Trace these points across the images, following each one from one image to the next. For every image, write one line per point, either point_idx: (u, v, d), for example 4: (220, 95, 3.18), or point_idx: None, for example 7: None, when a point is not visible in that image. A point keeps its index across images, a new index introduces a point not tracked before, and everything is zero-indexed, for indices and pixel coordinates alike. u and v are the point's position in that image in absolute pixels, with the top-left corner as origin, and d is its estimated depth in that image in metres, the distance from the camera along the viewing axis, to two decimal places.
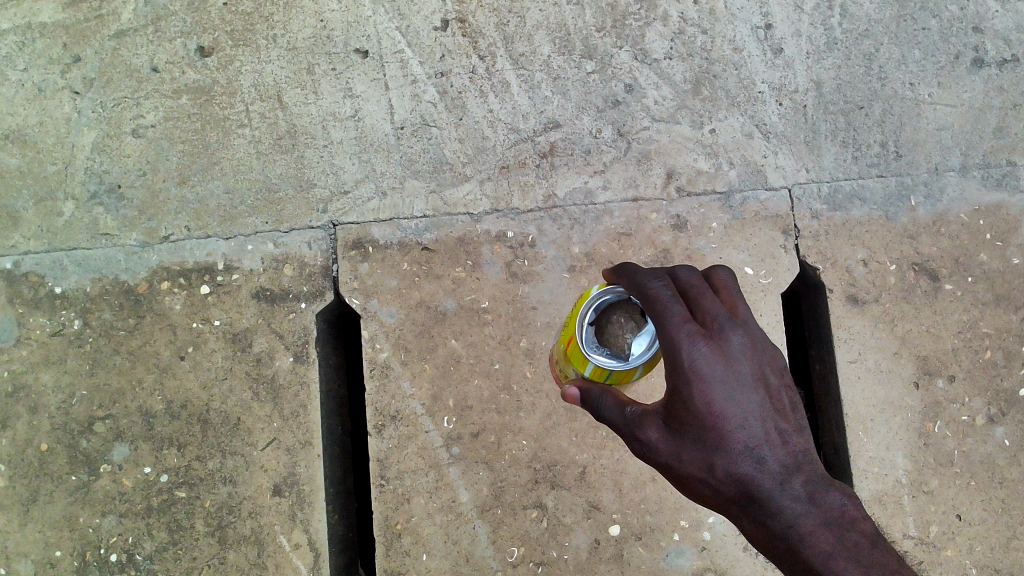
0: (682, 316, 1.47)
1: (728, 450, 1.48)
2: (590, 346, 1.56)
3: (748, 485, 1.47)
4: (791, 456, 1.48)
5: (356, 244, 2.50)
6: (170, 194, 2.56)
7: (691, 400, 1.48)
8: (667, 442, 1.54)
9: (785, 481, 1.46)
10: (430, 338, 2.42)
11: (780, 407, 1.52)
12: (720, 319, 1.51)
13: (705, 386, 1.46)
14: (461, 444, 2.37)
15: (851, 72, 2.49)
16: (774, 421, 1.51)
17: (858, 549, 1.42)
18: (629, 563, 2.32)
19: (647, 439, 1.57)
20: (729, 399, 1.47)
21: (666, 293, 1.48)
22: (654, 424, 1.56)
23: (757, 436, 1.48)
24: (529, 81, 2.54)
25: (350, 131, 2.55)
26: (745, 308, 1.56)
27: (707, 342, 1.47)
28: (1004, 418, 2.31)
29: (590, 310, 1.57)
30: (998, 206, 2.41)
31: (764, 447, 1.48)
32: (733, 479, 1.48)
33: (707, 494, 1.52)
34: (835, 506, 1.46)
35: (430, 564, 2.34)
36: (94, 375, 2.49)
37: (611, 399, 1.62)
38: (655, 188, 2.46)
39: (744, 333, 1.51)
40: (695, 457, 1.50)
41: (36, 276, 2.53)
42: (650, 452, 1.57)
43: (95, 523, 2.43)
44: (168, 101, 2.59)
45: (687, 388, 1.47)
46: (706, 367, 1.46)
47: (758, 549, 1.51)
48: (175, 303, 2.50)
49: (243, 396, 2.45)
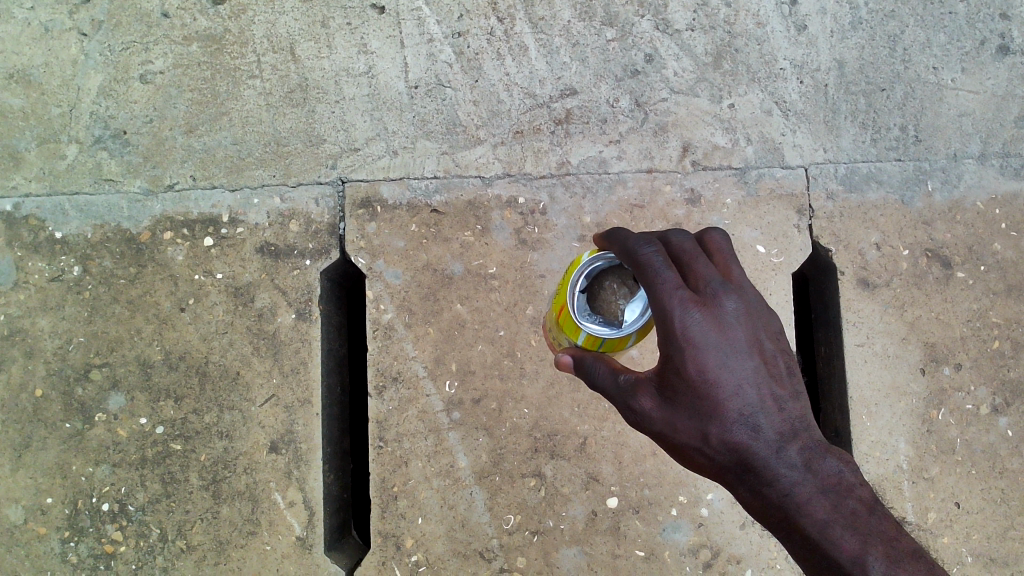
0: (674, 283, 1.43)
1: (722, 417, 1.44)
2: (581, 314, 1.55)
3: (744, 453, 1.44)
4: (787, 423, 1.45)
5: (364, 202, 2.45)
6: (177, 142, 2.50)
7: (685, 368, 1.44)
8: (661, 411, 1.50)
9: (782, 449, 1.44)
10: (436, 301, 2.40)
11: (775, 372, 1.48)
12: (712, 284, 1.47)
13: (698, 353, 1.43)
14: (461, 409, 2.36)
15: (874, 53, 2.45)
16: (770, 387, 1.47)
17: (855, 521, 1.41)
18: (626, 536, 2.32)
19: (639, 407, 1.53)
20: (724, 366, 1.44)
21: (658, 260, 1.44)
22: (647, 392, 1.52)
23: (752, 403, 1.44)
24: (548, 46, 2.49)
25: (363, 88, 2.50)
26: (740, 272, 1.52)
27: (700, 310, 1.43)
28: (1008, 408, 2.32)
29: (581, 278, 1.56)
30: (1015, 196, 2.40)
31: (759, 414, 1.44)
32: (728, 448, 1.45)
33: (702, 464, 1.49)
34: (833, 473, 1.45)
35: (425, 527, 2.33)
36: (92, 323, 2.45)
37: (604, 367, 1.59)
38: (670, 161, 2.43)
39: (738, 298, 1.47)
40: (689, 425, 1.47)
41: (36, 219, 2.48)
42: (643, 420, 1.54)
43: (88, 472, 2.40)
44: (178, 47, 2.53)
45: (680, 356, 1.44)
46: (700, 335, 1.43)
47: (754, 517, 1.49)
48: (177, 253, 2.46)
49: (242, 350, 2.42)
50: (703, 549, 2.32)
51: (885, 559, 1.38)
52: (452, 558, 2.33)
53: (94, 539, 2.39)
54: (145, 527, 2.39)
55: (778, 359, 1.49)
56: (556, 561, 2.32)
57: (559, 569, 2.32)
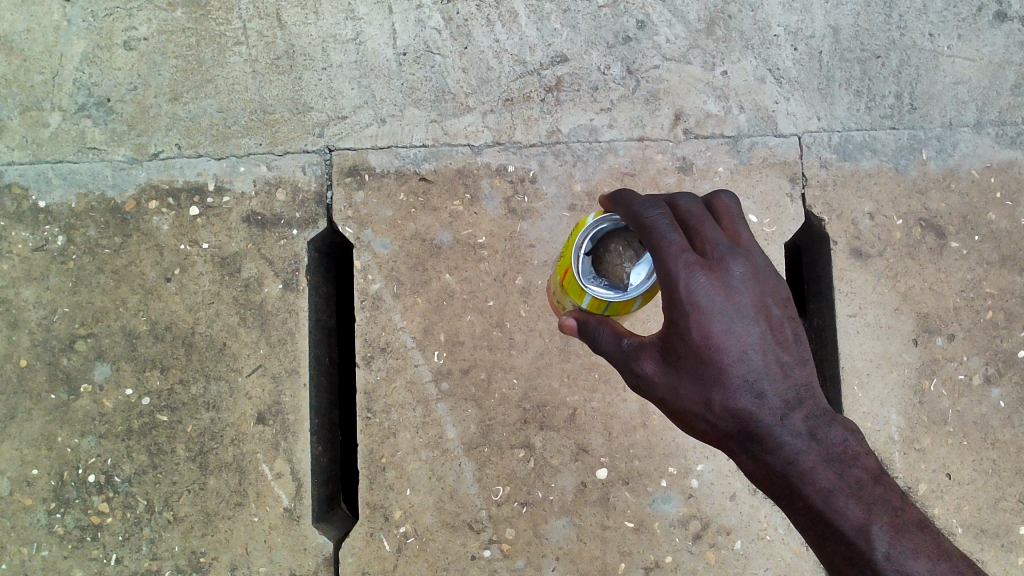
0: (680, 245, 1.40)
1: (726, 383, 1.42)
2: (586, 277, 1.53)
3: (747, 420, 1.42)
4: (792, 390, 1.43)
5: (352, 170, 2.42)
6: (161, 110, 2.46)
7: (689, 333, 1.42)
8: (664, 375, 1.49)
9: (786, 416, 1.42)
10: (425, 272, 2.37)
11: (782, 338, 1.46)
12: (720, 248, 1.44)
13: (703, 317, 1.40)
14: (450, 380, 2.34)
15: (870, 19, 2.41)
16: (775, 353, 1.44)
17: (860, 487, 1.39)
18: (615, 507, 2.30)
19: (642, 372, 1.51)
20: (729, 331, 1.41)
21: (663, 222, 1.42)
22: (650, 356, 1.50)
23: (757, 369, 1.42)
24: (538, 12, 2.45)
25: (351, 55, 2.46)
26: (748, 236, 1.50)
27: (705, 272, 1.41)
28: (1001, 379, 2.30)
29: (586, 240, 1.53)
30: (1011, 164, 2.36)
31: (763, 381, 1.42)
32: (731, 414, 1.43)
33: (704, 431, 1.48)
34: (829, 432, 1.42)
35: (413, 499, 2.31)
36: (77, 293, 2.41)
37: (609, 330, 1.58)
38: (662, 129, 2.39)
39: (745, 262, 1.45)
40: (693, 391, 1.45)
41: (19, 188, 2.44)
42: (646, 385, 1.52)
43: (74, 444, 2.38)
44: (163, 13, 2.49)
45: (684, 320, 1.41)
46: (705, 297, 1.40)
47: (758, 486, 1.47)
48: (163, 223, 2.43)
49: (229, 320, 2.39)
50: (692, 521, 2.30)
51: (890, 528, 1.35)
52: (441, 529, 2.31)
53: (80, 511, 2.37)
54: (131, 499, 2.37)
55: (784, 325, 1.47)
56: (545, 533, 2.30)
57: (548, 541, 2.30)
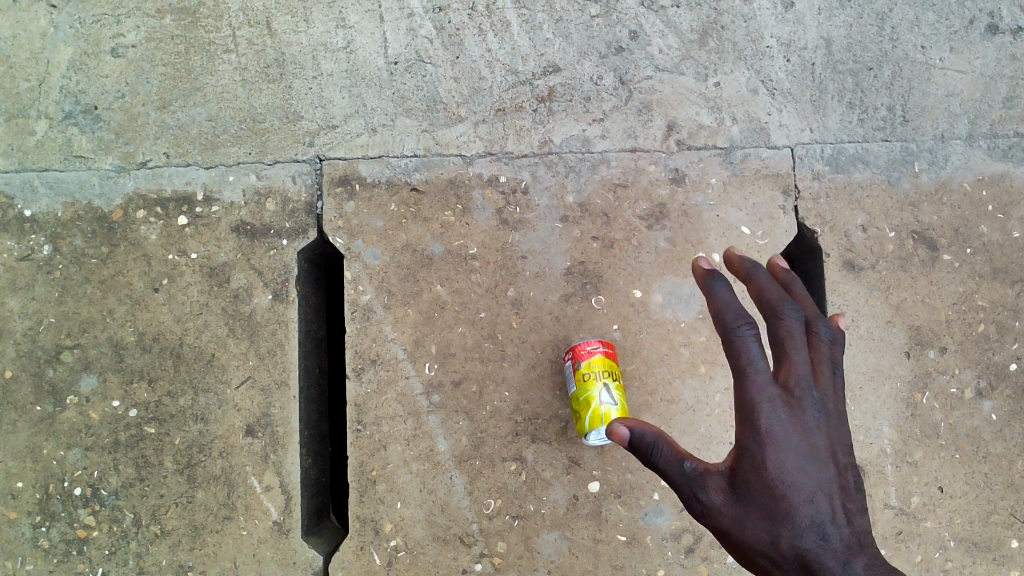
0: (765, 376, 1.48)
1: (794, 522, 1.40)
2: None
3: (807, 560, 1.38)
4: (855, 536, 1.40)
5: (342, 180, 2.40)
6: (150, 118, 2.44)
7: (764, 462, 1.44)
8: (731, 508, 1.48)
9: (849, 563, 1.36)
10: (416, 283, 2.35)
11: (848, 488, 1.46)
12: (803, 383, 1.49)
13: (777, 447, 1.44)
14: (441, 392, 2.32)
15: (862, 31, 2.41)
16: (842, 500, 1.44)
17: None
18: (607, 520, 2.29)
19: (707, 502, 1.51)
20: (803, 470, 1.43)
21: (753, 347, 1.51)
22: (718, 487, 1.50)
23: (826, 513, 1.41)
24: (531, 22, 2.43)
25: (341, 63, 2.44)
26: (832, 381, 1.52)
27: (786, 407, 1.47)
28: (992, 392, 2.30)
29: None
30: (1002, 177, 2.37)
31: (829, 523, 1.40)
32: (794, 554, 1.39)
33: (763, 567, 1.44)
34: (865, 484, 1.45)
35: (404, 512, 2.29)
36: (63, 303, 2.38)
37: (669, 449, 1.56)
38: (655, 141, 2.38)
39: (826, 405, 1.49)
40: (758, 525, 1.43)
41: (5, 196, 2.41)
42: (709, 517, 1.51)
43: (60, 456, 2.35)
44: (151, 20, 2.46)
45: (758, 449, 1.46)
46: (782, 429, 1.45)
47: None
48: (151, 232, 2.40)
49: (218, 331, 2.37)
50: (685, 534, 2.29)
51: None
52: (432, 543, 2.29)
53: (66, 524, 2.33)
54: (118, 512, 2.33)
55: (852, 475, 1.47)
56: (536, 546, 2.29)
57: (540, 554, 2.29)
